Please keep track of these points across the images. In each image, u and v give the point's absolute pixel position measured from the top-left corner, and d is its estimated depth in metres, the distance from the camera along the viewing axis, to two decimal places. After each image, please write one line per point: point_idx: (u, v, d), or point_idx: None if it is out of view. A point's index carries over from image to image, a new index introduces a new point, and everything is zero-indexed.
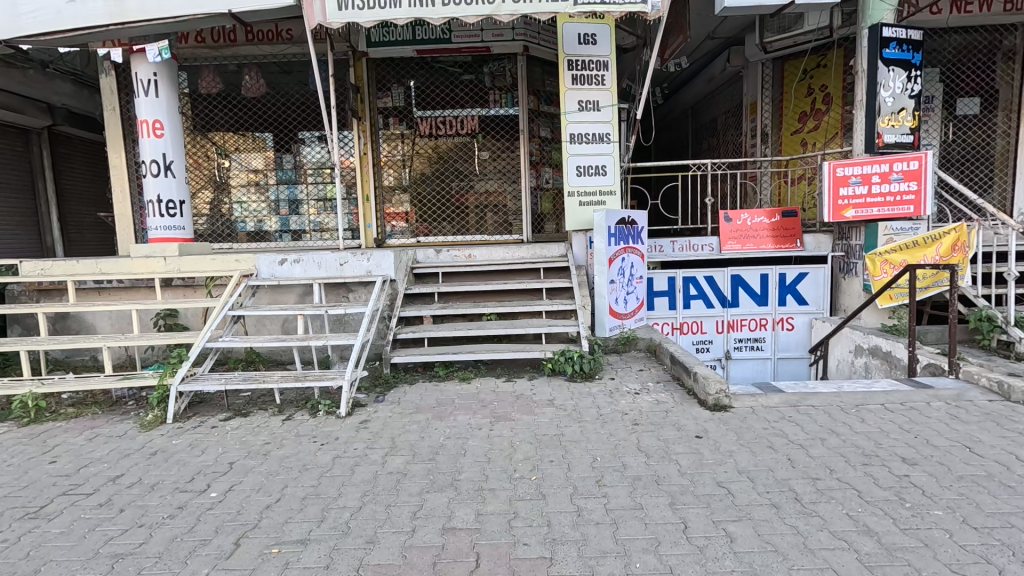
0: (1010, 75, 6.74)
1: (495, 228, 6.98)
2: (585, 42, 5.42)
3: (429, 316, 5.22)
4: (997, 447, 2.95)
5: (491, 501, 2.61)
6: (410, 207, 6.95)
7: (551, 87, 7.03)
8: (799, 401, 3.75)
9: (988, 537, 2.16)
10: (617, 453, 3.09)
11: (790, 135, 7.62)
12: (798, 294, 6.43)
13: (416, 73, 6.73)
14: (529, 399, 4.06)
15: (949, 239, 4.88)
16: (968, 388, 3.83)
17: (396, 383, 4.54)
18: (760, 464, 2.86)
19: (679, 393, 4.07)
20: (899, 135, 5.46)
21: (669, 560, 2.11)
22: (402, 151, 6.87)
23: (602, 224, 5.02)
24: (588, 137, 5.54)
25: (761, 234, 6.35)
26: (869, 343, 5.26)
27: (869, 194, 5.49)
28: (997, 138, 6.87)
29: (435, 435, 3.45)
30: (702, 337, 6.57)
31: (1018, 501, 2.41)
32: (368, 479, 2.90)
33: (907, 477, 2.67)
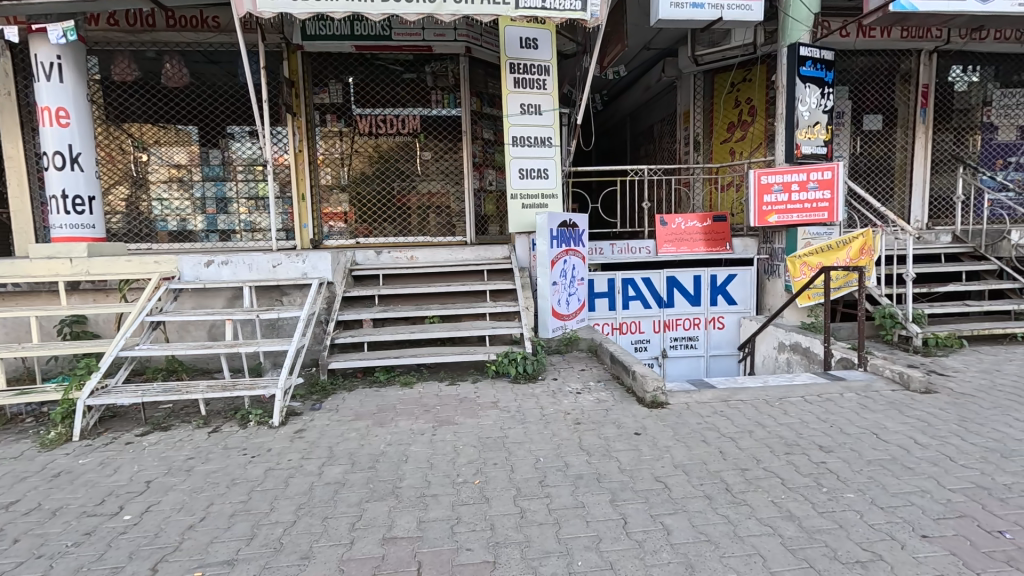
0: (907, 96, 7.46)
1: (438, 230, 6.89)
2: (527, 46, 5.47)
3: (369, 319, 5.06)
4: (899, 432, 3.25)
5: (434, 507, 2.56)
6: (349, 207, 6.74)
7: (493, 90, 7.04)
8: (730, 395, 3.95)
9: (892, 515, 2.36)
10: (560, 453, 3.13)
11: (720, 144, 8.07)
12: (727, 294, 6.80)
13: (355, 69, 6.53)
14: (473, 402, 4.03)
15: (858, 243, 5.34)
16: (874, 380, 4.20)
17: (334, 391, 4.36)
18: (694, 458, 2.99)
19: (619, 391, 4.19)
20: (815, 147, 5.91)
21: (609, 555, 2.15)
22: (340, 149, 6.64)
23: (544, 226, 5.08)
24: (530, 141, 5.60)
25: (694, 238, 6.66)
26: (791, 340, 5.64)
27: (789, 202, 5.93)
28: (896, 152, 7.59)
29: (375, 442, 3.35)
30: (640, 337, 6.79)
31: (917, 480, 2.66)
32: (303, 491, 2.77)
33: (823, 463, 2.87)
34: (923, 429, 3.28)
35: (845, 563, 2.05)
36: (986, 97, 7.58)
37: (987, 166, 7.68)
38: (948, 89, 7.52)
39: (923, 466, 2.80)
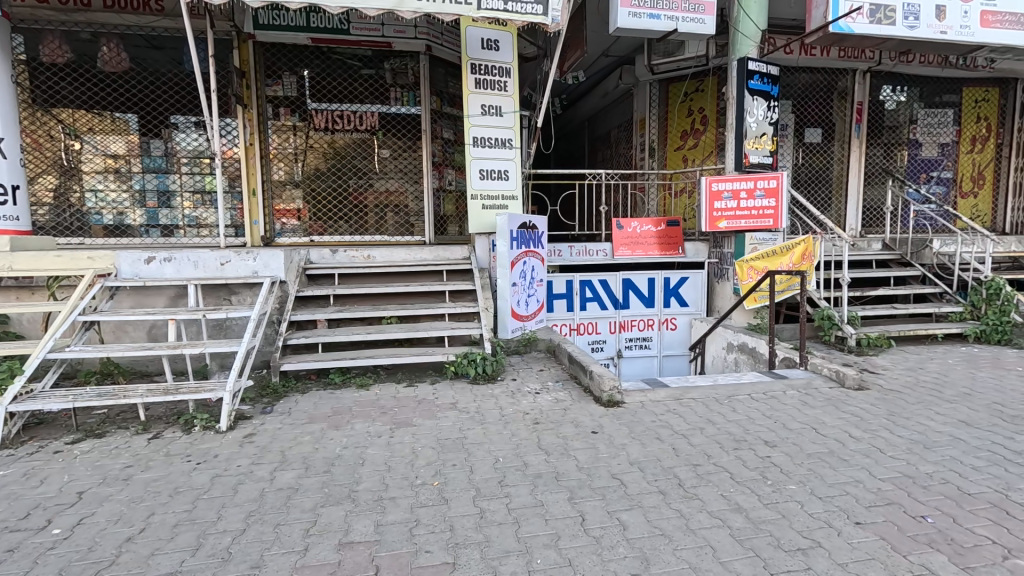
0: (844, 112, 7.98)
1: (395, 229, 6.78)
2: (488, 47, 5.47)
3: (324, 319, 4.92)
4: (836, 427, 3.47)
5: (392, 510, 2.52)
6: (303, 204, 6.54)
7: (453, 89, 6.99)
8: (682, 394, 4.10)
9: (830, 504, 2.52)
10: (519, 452, 3.15)
11: (674, 151, 8.31)
12: (680, 296, 7.04)
13: (310, 62, 6.33)
14: (431, 403, 3.99)
15: (800, 249, 5.66)
16: (813, 378, 4.46)
17: (286, 393, 4.21)
18: (649, 455, 3.07)
19: (577, 391, 4.26)
20: (762, 157, 6.21)
21: (568, 553, 2.18)
22: (294, 144, 6.44)
23: (504, 228, 5.10)
24: (491, 142, 5.61)
25: (648, 241, 6.85)
26: (738, 340, 5.91)
27: (737, 208, 6.19)
28: (834, 163, 8.08)
29: (330, 446, 3.26)
30: (596, 337, 6.93)
31: (851, 471, 2.84)
32: (253, 498, 2.66)
33: (768, 457, 3.03)
34: (856, 424, 3.51)
35: (787, 551, 2.16)
36: (912, 116, 8.18)
37: (912, 179, 8.30)
38: (879, 107, 8.08)
39: (856, 458, 3.00)
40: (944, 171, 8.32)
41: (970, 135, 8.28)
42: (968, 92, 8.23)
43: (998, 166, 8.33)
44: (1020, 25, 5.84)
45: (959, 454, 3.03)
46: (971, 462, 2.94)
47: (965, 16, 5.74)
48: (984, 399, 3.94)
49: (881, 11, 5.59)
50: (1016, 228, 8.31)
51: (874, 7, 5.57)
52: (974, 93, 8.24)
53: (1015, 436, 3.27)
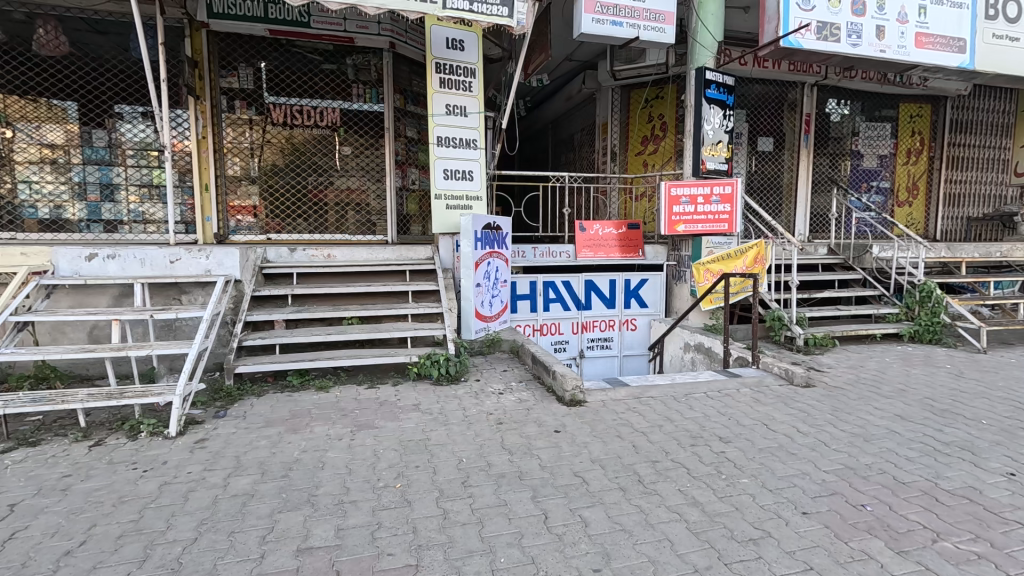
0: (794, 123, 8.37)
1: (357, 228, 6.66)
2: (453, 47, 5.45)
3: (281, 320, 4.78)
4: (786, 422, 3.64)
5: (354, 514, 2.47)
6: (259, 200, 6.34)
7: (417, 88, 6.92)
8: (641, 393, 4.20)
9: (779, 496, 2.64)
10: (482, 453, 3.15)
11: (635, 156, 8.51)
12: (640, 297, 7.21)
13: (268, 54, 6.14)
14: (394, 404, 3.94)
15: (753, 252, 5.89)
16: (765, 376, 4.67)
17: (241, 396, 4.06)
18: (610, 452, 3.14)
19: (540, 391, 4.30)
20: (717, 163, 6.46)
21: (531, 550, 2.21)
22: (250, 139, 6.23)
23: (469, 228, 5.09)
24: (456, 142, 5.59)
25: (610, 243, 6.98)
26: (695, 340, 6.11)
27: (695, 213, 6.39)
28: (785, 172, 8.47)
29: (289, 449, 3.17)
30: (560, 337, 7.02)
31: (799, 464, 3.00)
32: (206, 505, 2.56)
33: (723, 453, 3.15)
34: (803, 419, 3.70)
35: (739, 542, 2.25)
36: (855, 128, 8.68)
37: (855, 188, 8.80)
38: (826, 119, 8.53)
39: (803, 452, 3.16)
40: (882, 182, 8.88)
41: (906, 148, 8.86)
42: (905, 108, 8.81)
43: (931, 177, 8.93)
44: (949, 47, 6.29)
45: (895, 446, 3.24)
46: (905, 453, 3.15)
47: (902, 36, 6.15)
48: (917, 394, 4.23)
49: (827, 29, 5.91)
50: (945, 235, 8.92)
51: (821, 24, 5.88)
52: (910, 109, 8.81)
53: (944, 428, 3.52)
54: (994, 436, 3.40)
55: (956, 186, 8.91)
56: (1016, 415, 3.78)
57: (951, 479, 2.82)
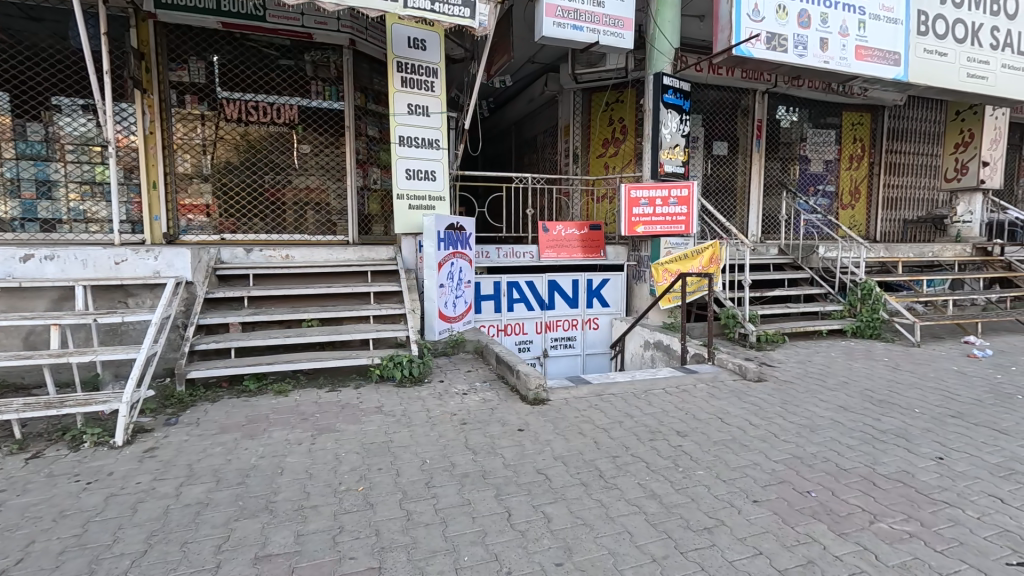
0: (746, 128, 8.72)
1: (316, 228, 6.51)
2: (414, 46, 5.42)
3: (237, 322, 4.64)
4: (739, 416, 3.79)
5: (314, 519, 2.43)
6: (212, 198, 6.11)
7: (379, 87, 6.82)
8: (602, 390, 4.29)
9: (732, 486, 2.76)
10: (446, 453, 3.15)
11: (596, 158, 8.66)
12: (602, 297, 7.34)
13: (220, 48, 5.93)
14: (356, 407, 3.89)
15: (709, 252, 6.14)
16: (720, 372, 4.85)
17: (194, 402, 3.91)
18: (572, 449, 3.20)
19: (504, 390, 4.33)
20: (674, 166, 6.67)
21: (494, 548, 2.23)
22: (201, 135, 6.00)
23: (431, 228, 5.07)
24: (417, 141, 5.55)
25: (572, 244, 7.11)
26: (654, 338, 6.28)
27: (653, 214, 6.53)
28: (738, 175, 8.81)
29: (245, 456, 3.08)
30: (523, 337, 7.08)
31: (750, 455, 3.14)
32: (156, 516, 2.46)
33: (680, 446, 3.26)
34: (755, 412, 3.87)
35: (695, 531, 2.35)
36: (803, 134, 9.12)
37: (803, 191, 9.24)
38: (775, 125, 8.93)
39: (755, 444, 3.31)
40: (827, 185, 9.36)
41: (849, 153, 9.37)
42: (848, 116, 9.30)
43: (871, 182, 9.47)
44: (886, 60, 6.71)
45: (838, 435, 3.44)
46: (847, 441, 3.34)
47: (843, 49, 6.51)
48: (858, 386, 4.49)
49: (776, 39, 6.19)
50: (884, 236, 9.50)
51: (770, 35, 6.15)
52: (853, 117, 9.32)
53: (882, 418, 3.76)
54: (925, 423, 3.65)
55: (893, 190, 9.49)
56: (945, 403, 4.07)
57: (887, 464, 3.01)
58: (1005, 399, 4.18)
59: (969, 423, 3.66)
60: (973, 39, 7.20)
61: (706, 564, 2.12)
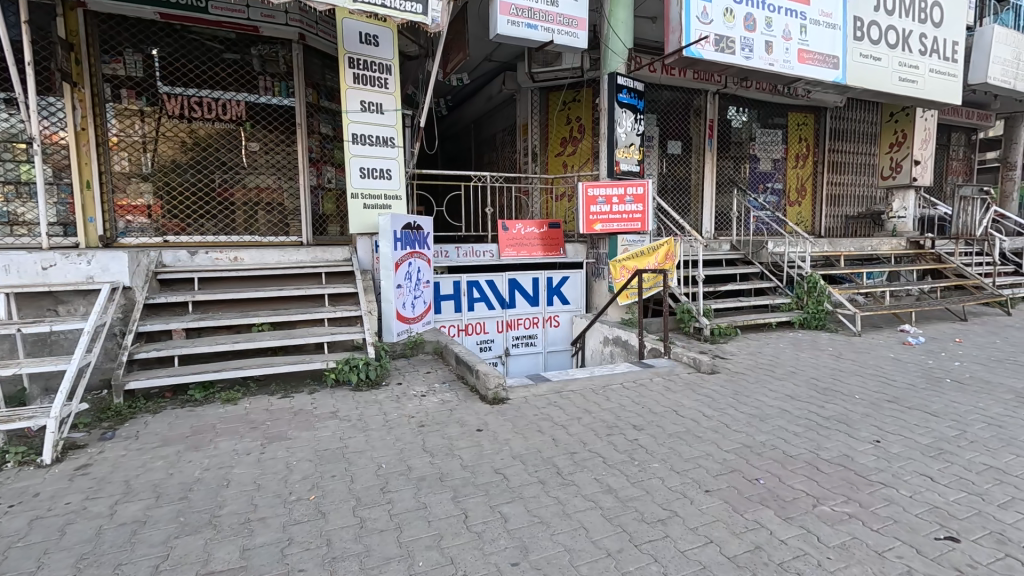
0: (699, 128, 8.96)
1: (268, 229, 6.27)
2: (366, 42, 5.30)
3: (181, 329, 4.42)
4: (693, 408, 3.89)
5: (261, 532, 2.33)
6: (154, 199, 5.81)
7: (331, 83, 6.64)
8: (562, 387, 4.32)
9: (685, 477, 2.83)
10: (402, 457, 3.09)
11: (554, 157, 8.72)
12: (562, 294, 7.39)
13: (159, 40, 5.64)
14: (309, 413, 3.77)
15: (664, 249, 6.30)
16: (675, 365, 4.97)
17: (133, 415, 3.70)
18: (530, 447, 3.20)
19: (463, 391, 4.29)
20: (630, 165, 6.78)
21: (450, 551, 2.20)
22: (141, 131, 5.70)
23: (387, 228, 4.96)
24: (371, 139, 5.43)
25: (533, 242, 7.11)
26: (613, 334, 6.37)
27: (611, 212, 6.62)
28: (693, 173, 9.06)
29: (189, 468, 2.94)
30: (484, 337, 7.05)
31: (703, 446, 3.22)
32: (88, 538, 2.30)
33: (636, 440, 3.31)
34: (708, 404, 3.97)
35: (649, 523, 2.38)
36: (752, 135, 9.45)
37: (753, 189, 9.59)
38: (727, 125, 9.21)
39: (708, 434, 3.40)
40: (776, 183, 9.73)
41: (795, 153, 9.77)
42: (794, 116, 9.68)
43: (815, 180, 9.91)
44: (826, 63, 7.03)
45: (785, 423, 3.57)
46: (793, 429, 3.48)
47: (787, 52, 6.78)
48: (805, 375, 4.69)
49: (724, 41, 6.38)
50: (828, 231, 9.99)
51: (718, 37, 6.34)
52: (798, 118, 9.71)
53: (825, 405, 3.93)
54: (865, 409, 3.85)
55: (835, 188, 9.97)
56: (883, 389, 4.30)
57: (830, 449, 3.15)
58: (935, 383, 4.46)
59: (904, 407, 3.87)
60: (904, 45, 7.65)
61: (659, 555, 2.15)
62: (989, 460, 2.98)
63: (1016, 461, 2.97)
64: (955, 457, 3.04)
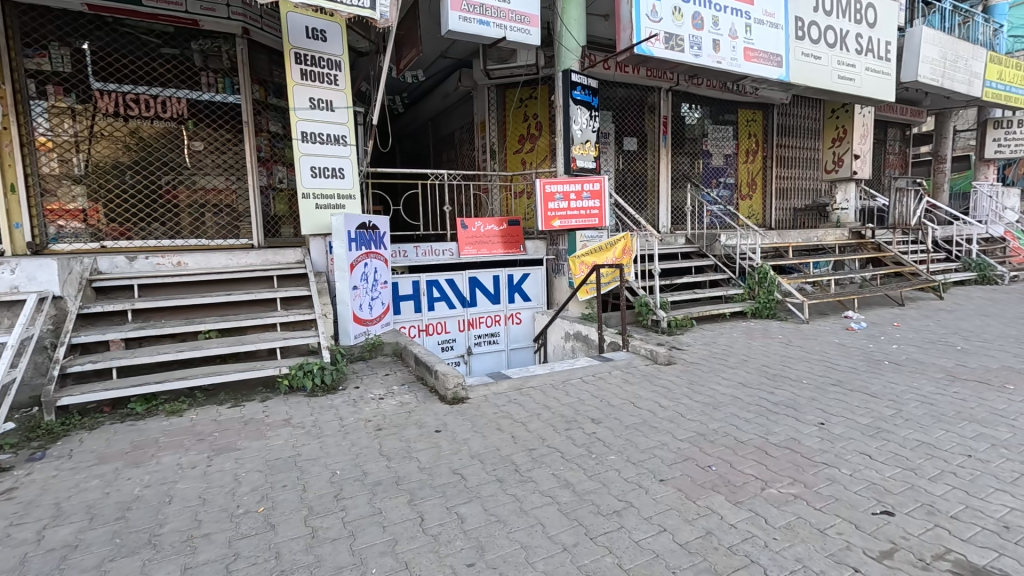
0: (653, 125, 9.13)
1: (217, 232, 6.01)
2: (313, 37, 5.14)
3: (119, 339, 4.18)
4: (650, 399, 3.96)
5: (205, 549, 2.23)
6: (90, 202, 5.46)
7: (279, 79, 6.43)
8: (522, 384, 4.32)
9: (641, 467, 2.87)
10: (358, 462, 3.02)
11: (513, 154, 8.72)
12: (523, 291, 7.40)
13: (90, 34, 5.30)
14: (261, 422, 3.63)
15: (621, 244, 6.43)
16: (633, 358, 5.07)
17: (66, 433, 3.47)
18: (489, 446, 3.19)
19: (423, 392, 4.24)
20: (586, 161, 6.84)
21: (404, 556, 2.16)
22: (72, 130, 5.35)
23: (341, 229, 4.82)
24: (322, 137, 5.28)
25: (493, 240, 7.08)
26: (574, 329, 6.43)
27: (568, 209, 6.68)
28: (649, 169, 9.24)
29: (127, 487, 2.77)
30: (446, 336, 6.98)
31: (659, 436, 3.28)
32: (10, 568, 2.14)
33: (594, 433, 3.34)
34: (664, 395, 4.06)
35: (605, 515, 2.41)
36: (705, 131, 9.71)
37: (706, 184, 9.86)
38: (680, 121, 9.44)
39: (663, 424, 3.47)
40: (728, 178, 10.03)
41: (746, 148, 10.10)
42: (743, 113, 9.99)
43: (765, 174, 10.28)
44: (770, 61, 7.29)
45: (737, 410, 3.69)
46: (744, 415, 3.59)
47: (733, 50, 6.99)
48: (755, 363, 4.86)
49: (673, 39, 6.52)
50: (777, 224, 10.40)
51: (668, 35, 6.47)
52: (747, 115, 10.02)
53: (775, 391, 4.08)
54: (811, 392, 4.02)
55: (783, 182, 10.39)
56: (827, 373, 4.51)
57: (778, 433, 3.27)
58: (874, 365, 4.71)
59: (846, 389, 4.07)
60: (842, 45, 8.02)
61: (614, 547, 2.17)
62: (922, 437, 3.15)
63: (945, 436, 3.16)
64: (892, 434, 3.20)
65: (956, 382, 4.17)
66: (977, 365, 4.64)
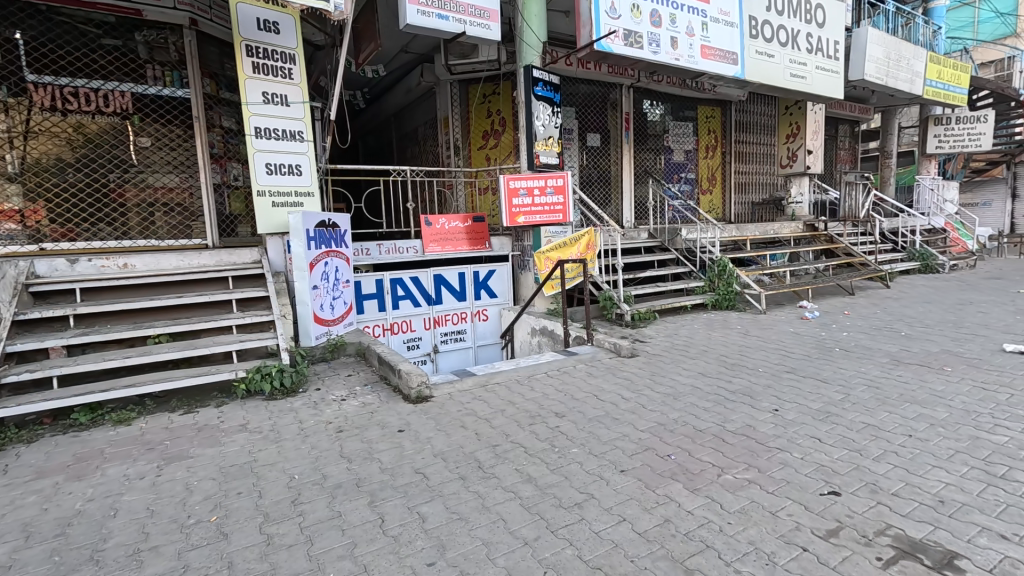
0: (616, 121, 9.24)
1: (170, 233, 5.72)
2: (265, 28, 4.98)
3: (60, 346, 3.96)
4: (613, 392, 4.02)
5: (153, 562, 2.14)
6: (28, 202, 5.10)
7: (231, 72, 6.19)
8: (487, 381, 4.31)
9: (602, 459, 2.91)
10: (318, 465, 2.95)
11: (477, 150, 8.67)
12: (489, 288, 7.38)
13: (20, 23, 4.96)
14: (216, 428, 3.51)
15: (585, 240, 6.45)
16: (597, 351, 5.12)
17: (2, 447, 3.26)
18: (453, 444, 3.16)
19: (386, 391, 4.18)
20: (550, 157, 6.85)
21: (363, 558, 2.12)
22: (5, 125, 5.04)
23: (298, 227, 4.69)
24: (278, 133, 5.12)
25: (458, 237, 7.01)
26: (540, 325, 6.45)
27: (532, 205, 6.69)
28: (612, 165, 9.35)
29: (68, 501, 2.63)
30: (412, 335, 6.91)
31: (621, 428, 3.33)
32: None
33: (557, 427, 3.36)
34: (627, 387, 4.12)
35: (566, 508, 2.42)
36: (666, 127, 9.88)
37: (668, 179, 10.05)
38: (642, 118, 9.58)
39: (625, 416, 3.52)
40: (689, 173, 10.24)
41: (706, 144, 10.34)
42: (703, 109, 10.21)
43: (724, 170, 10.56)
44: (726, 59, 7.47)
45: (696, 400, 3.77)
46: (703, 404, 3.68)
47: (691, 47, 7.14)
48: (715, 353, 4.99)
49: (632, 36, 6.60)
50: (736, 217, 10.71)
51: (627, 32, 6.55)
52: (706, 112, 10.25)
53: (732, 380, 4.19)
54: (766, 380, 4.15)
55: (741, 177, 10.69)
56: (782, 361, 4.67)
57: (734, 421, 3.37)
58: (826, 352, 4.90)
59: (799, 376, 4.23)
60: (794, 44, 8.29)
61: (574, 539, 2.19)
62: (867, 419, 3.30)
63: (889, 417, 3.32)
64: (840, 418, 3.34)
65: (900, 366, 4.38)
66: (919, 349, 4.89)
